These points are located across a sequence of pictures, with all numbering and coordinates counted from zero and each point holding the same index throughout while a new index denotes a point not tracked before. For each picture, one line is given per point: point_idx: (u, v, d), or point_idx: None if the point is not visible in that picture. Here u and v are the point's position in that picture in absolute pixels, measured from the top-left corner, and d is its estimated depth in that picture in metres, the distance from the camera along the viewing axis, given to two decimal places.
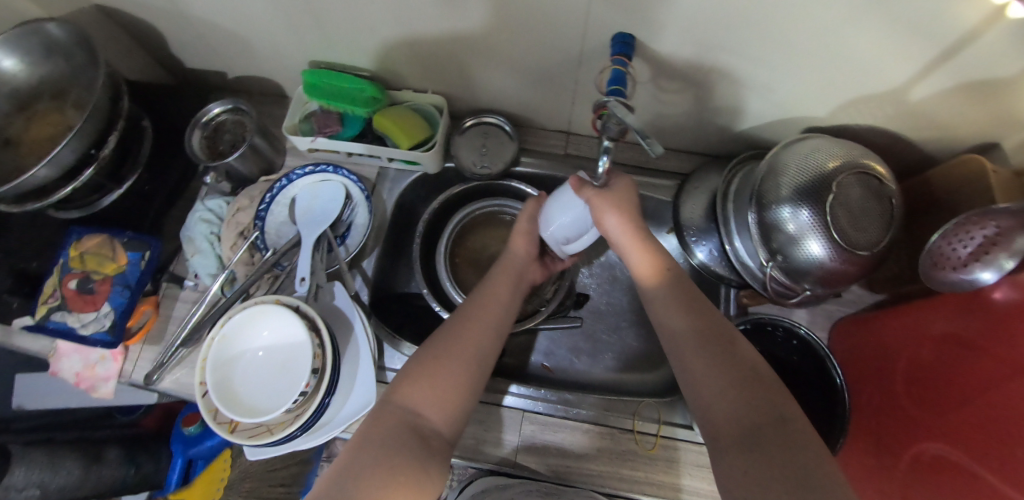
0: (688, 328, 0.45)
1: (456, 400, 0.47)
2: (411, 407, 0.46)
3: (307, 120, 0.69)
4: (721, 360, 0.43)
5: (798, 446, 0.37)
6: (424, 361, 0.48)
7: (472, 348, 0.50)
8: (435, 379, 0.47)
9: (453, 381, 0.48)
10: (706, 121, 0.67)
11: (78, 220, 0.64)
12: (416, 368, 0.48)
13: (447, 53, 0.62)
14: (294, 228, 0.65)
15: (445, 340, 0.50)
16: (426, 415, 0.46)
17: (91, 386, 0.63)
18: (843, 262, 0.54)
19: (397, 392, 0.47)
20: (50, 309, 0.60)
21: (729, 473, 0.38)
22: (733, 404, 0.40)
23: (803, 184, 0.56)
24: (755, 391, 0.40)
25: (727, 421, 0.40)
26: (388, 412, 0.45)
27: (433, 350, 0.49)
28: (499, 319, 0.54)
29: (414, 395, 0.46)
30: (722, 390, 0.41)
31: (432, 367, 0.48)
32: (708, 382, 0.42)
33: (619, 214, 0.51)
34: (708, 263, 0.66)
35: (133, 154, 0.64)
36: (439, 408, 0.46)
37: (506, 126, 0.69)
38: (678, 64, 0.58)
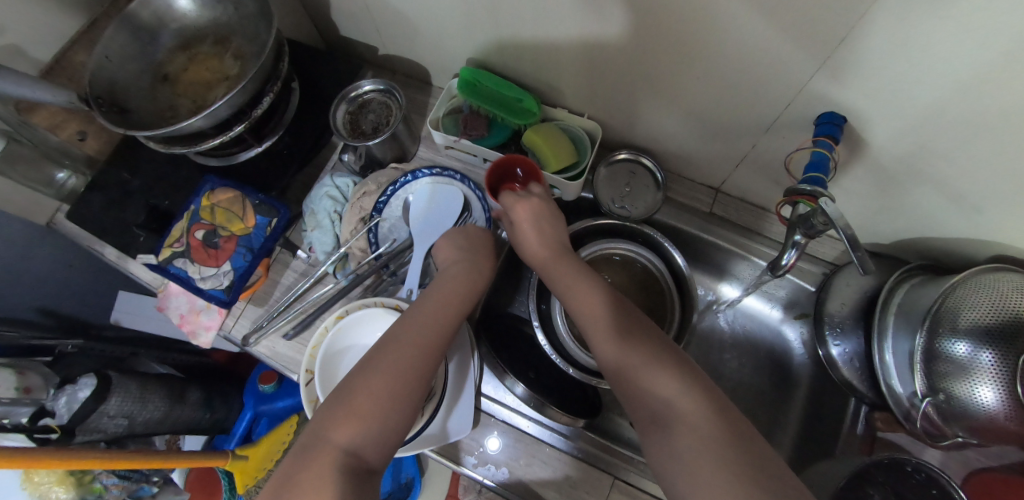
0: (656, 375, 0.42)
1: (372, 416, 0.42)
2: (347, 444, 0.40)
3: (453, 115, 0.66)
4: (685, 409, 0.39)
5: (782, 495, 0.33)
6: (357, 376, 0.44)
7: (388, 367, 0.44)
8: (360, 403, 0.42)
9: (382, 403, 0.42)
10: (876, 216, 0.61)
11: (214, 168, 0.64)
12: (342, 401, 0.43)
13: (619, 81, 0.57)
14: (407, 229, 0.63)
15: (379, 355, 0.45)
16: (355, 445, 0.41)
17: (192, 331, 0.64)
18: (1019, 424, 0.47)
19: (331, 427, 0.41)
20: (174, 254, 0.60)
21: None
22: (705, 455, 0.36)
23: (994, 323, 0.48)
24: (730, 434, 0.37)
25: (702, 461, 0.36)
26: (319, 455, 0.40)
27: (360, 374, 0.44)
28: (440, 326, 0.49)
29: (337, 429, 0.41)
30: (703, 429, 0.37)
31: (359, 391, 0.43)
32: (672, 434, 0.38)
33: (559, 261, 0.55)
34: (838, 365, 0.60)
35: (278, 116, 0.64)
36: (369, 432, 0.41)
37: (657, 172, 0.64)
38: (880, 154, 0.51)
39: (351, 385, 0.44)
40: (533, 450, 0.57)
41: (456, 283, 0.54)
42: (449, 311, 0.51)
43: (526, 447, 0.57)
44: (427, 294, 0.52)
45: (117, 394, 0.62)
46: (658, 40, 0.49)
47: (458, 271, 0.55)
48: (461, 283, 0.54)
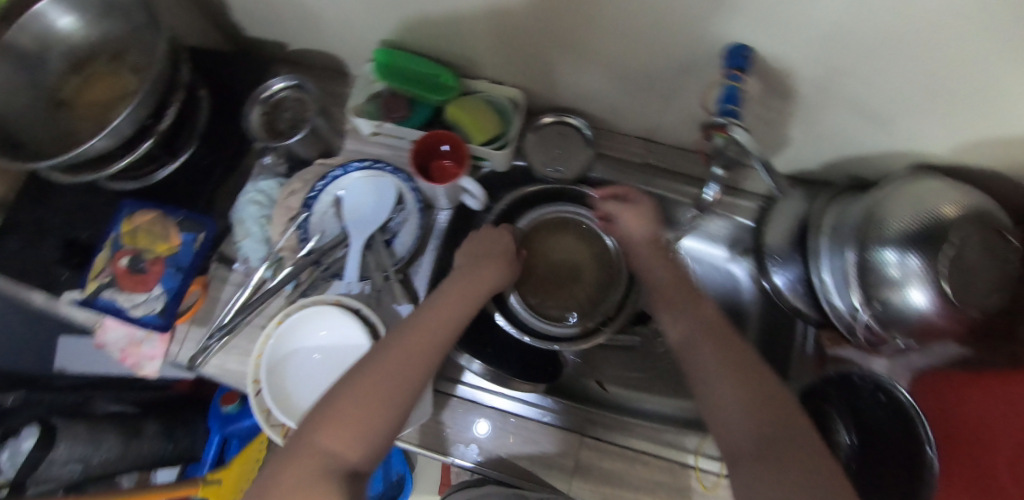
0: (709, 356, 0.45)
1: (369, 428, 0.42)
2: (330, 448, 0.40)
3: (373, 101, 0.64)
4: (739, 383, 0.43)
5: (806, 463, 0.37)
6: (347, 385, 0.43)
7: (393, 376, 0.44)
8: (355, 414, 0.41)
9: (382, 411, 0.42)
10: (802, 144, 0.62)
11: (132, 192, 0.61)
12: (334, 407, 0.42)
13: (532, 44, 0.56)
14: (338, 224, 0.61)
15: (367, 366, 0.44)
16: (344, 449, 0.41)
17: (136, 363, 0.62)
18: (950, 319, 0.50)
19: (318, 432, 0.41)
20: (100, 286, 0.57)
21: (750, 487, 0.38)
22: (743, 418, 0.41)
23: (914, 228, 0.51)
24: (763, 411, 0.40)
25: (739, 439, 0.40)
26: (305, 455, 0.40)
27: (358, 380, 0.43)
28: (435, 336, 0.48)
29: (327, 434, 0.41)
30: (732, 405, 0.42)
31: (354, 401, 0.42)
32: (727, 407, 0.42)
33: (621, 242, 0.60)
34: (785, 292, 0.63)
35: (190, 125, 0.62)
36: (363, 440, 0.42)
37: (585, 129, 0.64)
38: (791, 81, 0.52)
39: (337, 388, 0.43)
40: (499, 422, 0.58)
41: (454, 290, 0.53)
42: (444, 326, 0.49)
43: (493, 420, 0.58)
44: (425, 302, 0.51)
45: (64, 441, 0.61)
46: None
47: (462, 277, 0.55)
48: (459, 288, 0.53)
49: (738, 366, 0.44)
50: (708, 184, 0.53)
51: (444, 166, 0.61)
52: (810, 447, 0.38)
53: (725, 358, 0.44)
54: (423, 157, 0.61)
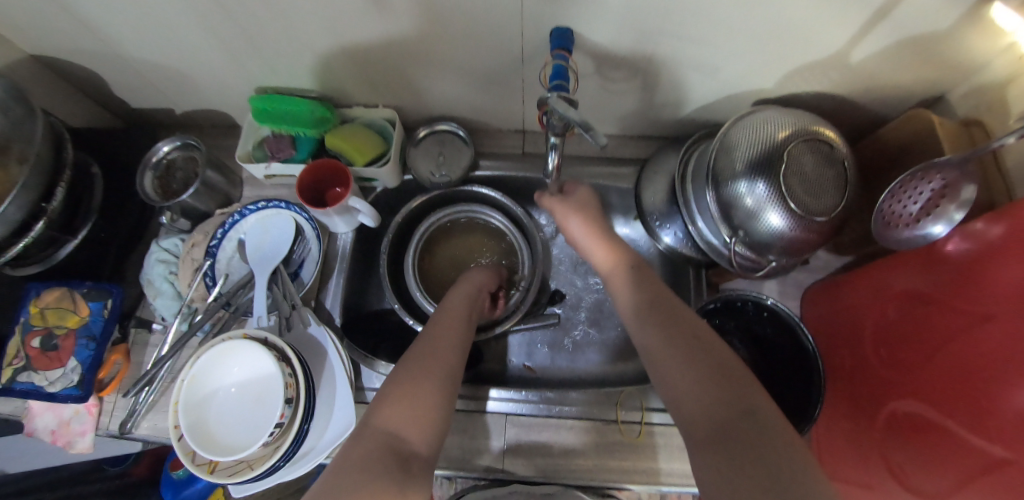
0: (643, 327, 0.46)
1: (432, 412, 0.45)
2: (391, 429, 0.43)
3: (261, 146, 0.68)
4: (687, 358, 0.42)
5: (767, 434, 0.36)
6: (397, 381, 0.46)
7: (438, 365, 0.48)
8: (412, 396, 0.45)
9: (432, 395, 0.46)
10: (660, 105, 0.68)
11: (37, 276, 0.63)
12: (392, 388, 0.46)
13: (391, 66, 0.61)
14: (245, 266, 0.64)
15: (411, 360, 0.48)
16: (405, 428, 0.43)
17: (68, 442, 0.61)
18: (804, 230, 0.55)
19: (378, 415, 0.44)
20: (16, 371, 0.59)
21: (703, 473, 0.36)
22: (704, 401, 0.39)
23: (756, 157, 0.56)
24: (720, 384, 0.39)
25: (699, 414, 0.39)
26: (366, 437, 0.42)
27: (409, 370, 0.47)
28: (459, 335, 0.53)
29: (389, 418, 0.43)
30: (687, 383, 0.40)
31: (406, 388, 0.45)
32: (686, 389, 0.40)
33: (579, 218, 0.58)
34: (676, 246, 0.67)
35: (85, 202, 0.63)
36: (419, 424, 0.44)
37: (459, 132, 0.69)
38: (621, 53, 0.57)
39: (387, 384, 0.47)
40: None
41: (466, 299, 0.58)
42: (461, 325, 0.54)
43: None
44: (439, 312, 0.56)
45: None
46: (396, 21, 0.52)
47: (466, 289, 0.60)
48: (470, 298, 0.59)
49: (693, 345, 0.43)
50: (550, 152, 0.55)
51: (337, 192, 0.65)
52: (779, 424, 0.37)
53: (678, 345, 0.43)
54: (316, 188, 0.65)
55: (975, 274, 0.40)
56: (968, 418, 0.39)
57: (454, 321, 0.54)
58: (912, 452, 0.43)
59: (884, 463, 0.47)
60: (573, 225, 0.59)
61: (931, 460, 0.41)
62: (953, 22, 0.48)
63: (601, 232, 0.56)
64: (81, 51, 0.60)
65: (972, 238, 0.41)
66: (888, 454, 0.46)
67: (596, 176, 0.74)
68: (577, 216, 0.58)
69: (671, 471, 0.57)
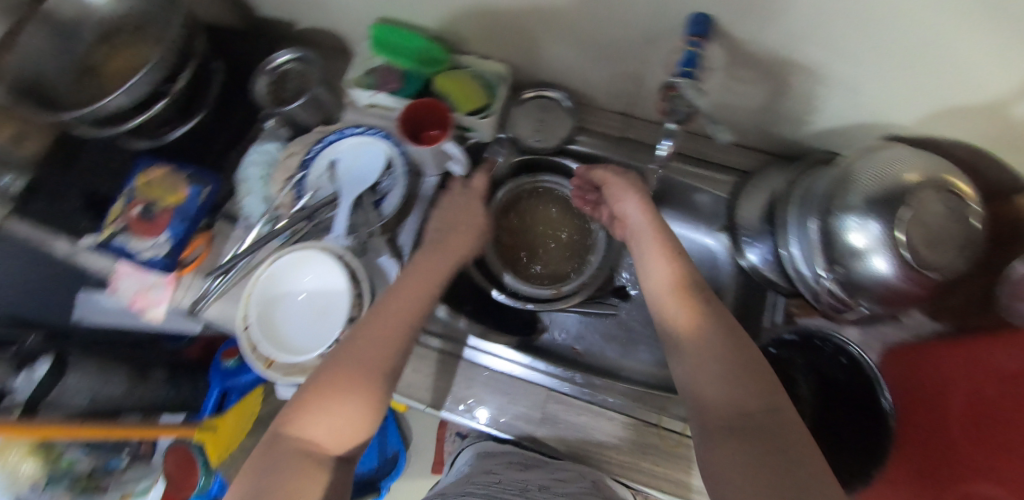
0: (686, 320, 0.45)
1: (356, 424, 0.45)
2: (309, 440, 0.43)
3: (370, 74, 0.68)
4: (718, 326, 0.43)
5: (792, 431, 0.36)
6: (323, 382, 0.45)
7: (375, 366, 0.47)
8: (337, 405, 0.44)
9: (359, 400, 0.45)
10: (778, 118, 0.64)
11: (148, 151, 0.68)
12: (313, 394, 0.44)
13: (514, 21, 0.60)
14: (333, 185, 0.65)
15: (341, 361, 0.46)
16: (323, 441, 0.43)
17: (144, 308, 0.66)
18: (910, 283, 0.50)
19: (291, 423, 0.43)
20: (114, 231, 0.63)
21: (712, 458, 0.38)
22: (732, 388, 0.39)
23: (876, 195, 0.51)
24: (741, 377, 0.40)
25: (720, 405, 0.39)
26: (278, 445, 0.42)
27: (335, 372, 0.46)
28: (400, 330, 0.50)
29: (307, 424, 0.43)
30: (713, 364, 0.41)
31: (334, 391, 0.45)
32: (708, 364, 0.41)
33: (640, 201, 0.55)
34: (759, 267, 0.64)
35: (203, 92, 0.67)
36: (338, 431, 0.44)
37: (565, 102, 0.68)
38: (757, 52, 0.54)
39: (310, 384, 0.45)
40: (473, 374, 0.61)
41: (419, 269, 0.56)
42: (408, 313, 0.51)
43: (464, 371, 0.61)
44: (381, 299, 0.52)
45: (74, 374, 0.66)
46: None
47: (420, 269, 0.56)
48: (424, 266, 0.56)
49: (719, 322, 0.44)
50: (661, 139, 0.57)
51: (433, 134, 0.64)
52: (803, 432, 0.36)
53: (714, 338, 0.42)
54: (410, 124, 0.63)
55: None
56: None
57: (407, 311, 0.51)
58: None
59: None
60: (627, 202, 0.56)
61: None
62: None
63: (653, 218, 0.54)
64: None
65: None
66: None
67: (688, 175, 0.71)
68: (633, 198, 0.56)
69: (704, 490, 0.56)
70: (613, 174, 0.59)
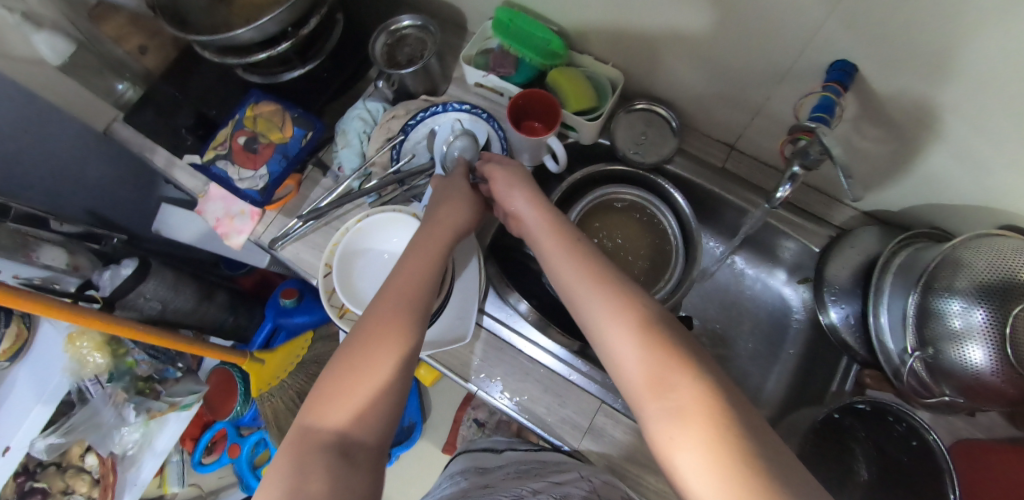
0: (629, 344, 0.39)
1: (376, 405, 0.41)
2: (335, 430, 0.39)
3: (484, 55, 0.69)
4: (662, 345, 0.38)
5: (785, 461, 0.32)
6: (338, 371, 0.42)
7: (388, 343, 0.43)
8: (353, 390, 0.41)
9: (377, 378, 0.41)
10: (890, 181, 0.62)
11: (259, 86, 0.70)
12: (331, 379, 0.42)
13: (644, 31, 0.59)
14: (429, 155, 0.67)
15: (352, 346, 0.43)
16: (348, 428, 0.39)
17: (226, 233, 0.68)
18: (1005, 381, 0.48)
19: (311, 415, 0.40)
20: (217, 156, 0.66)
21: (687, 445, 0.34)
22: (704, 406, 0.34)
23: (986, 283, 0.49)
24: (703, 397, 0.35)
25: (691, 435, 0.34)
26: (304, 439, 0.39)
27: (349, 356, 0.42)
28: (408, 303, 0.46)
29: (326, 414, 0.40)
30: (673, 381, 0.36)
31: (348, 376, 0.41)
32: (648, 378, 0.37)
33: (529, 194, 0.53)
34: (839, 327, 0.61)
35: (322, 40, 0.68)
36: (358, 415, 0.40)
37: (673, 121, 0.67)
38: (892, 111, 0.52)
39: (326, 377, 0.42)
40: (528, 369, 0.61)
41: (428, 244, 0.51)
42: (417, 288, 0.47)
43: (519, 364, 0.61)
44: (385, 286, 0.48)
45: (153, 279, 0.67)
46: None
47: (421, 245, 0.51)
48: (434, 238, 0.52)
49: (675, 341, 0.39)
50: (782, 183, 0.56)
51: (533, 126, 0.65)
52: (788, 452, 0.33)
53: (664, 358, 0.37)
54: (519, 110, 0.64)
55: None
56: None
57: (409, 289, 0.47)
58: None
59: None
60: (516, 190, 0.54)
61: None
62: None
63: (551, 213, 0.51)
64: None
65: None
66: None
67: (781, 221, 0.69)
68: (523, 191, 0.54)
69: None
70: (516, 173, 0.55)
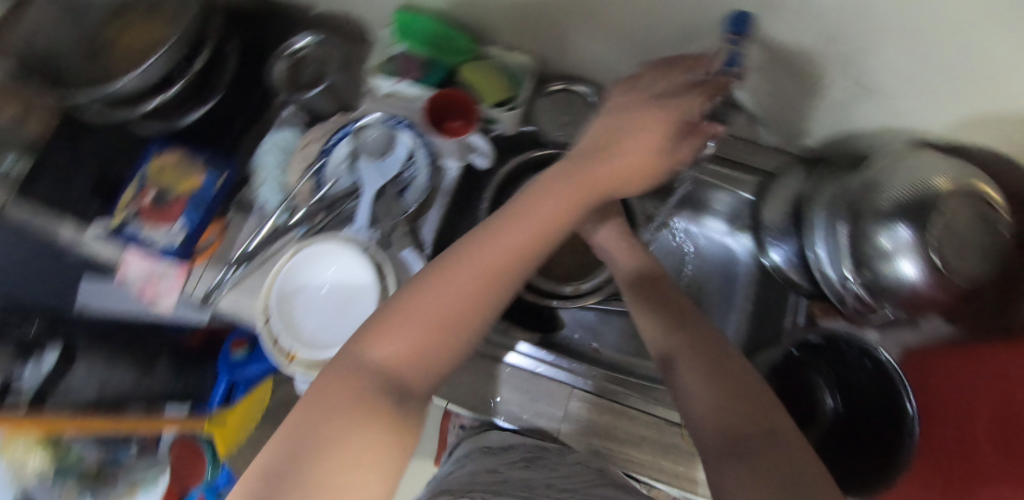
0: (664, 336, 0.44)
1: (430, 345, 0.38)
2: (382, 362, 0.37)
3: (390, 62, 0.66)
4: (711, 370, 0.40)
5: (786, 450, 0.34)
6: (387, 316, 0.38)
7: (450, 291, 0.39)
8: (407, 320, 0.38)
9: (451, 330, 0.38)
10: (804, 118, 0.64)
11: (158, 135, 0.65)
12: (383, 322, 0.38)
13: (544, 10, 0.58)
14: (352, 176, 0.63)
15: (421, 287, 0.39)
16: (393, 361, 0.37)
17: (154, 297, 0.64)
18: (936, 287, 0.51)
19: (362, 342, 0.38)
20: (126, 218, 0.61)
21: (726, 482, 0.34)
22: (727, 414, 0.37)
23: (905, 200, 0.52)
24: (743, 401, 0.37)
25: (717, 428, 0.37)
26: (341, 381, 0.36)
27: (408, 295, 0.39)
28: (521, 260, 0.41)
29: (384, 338, 0.38)
30: (712, 399, 0.38)
31: (404, 313, 0.38)
32: (698, 394, 0.39)
33: (594, 137, 0.50)
34: (783, 267, 0.65)
35: (216, 75, 0.64)
36: (411, 349, 0.38)
37: (591, 97, 0.66)
38: (790, 52, 0.54)
39: (381, 309, 0.39)
40: (494, 371, 0.60)
41: (564, 194, 0.44)
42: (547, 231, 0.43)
43: (485, 368, 0.60)
44: (514, 210, 0.43)
45: (83, 360, 0.67)
46: None
47: (558, 188, 0.44)
48: (579, 183, 0.44)
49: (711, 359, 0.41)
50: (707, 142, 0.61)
51: (455, 126, 0.61)
52: (805, 453, 0.34)
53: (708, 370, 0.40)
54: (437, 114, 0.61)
55: None
56: None
57: (537, 231, 0.42)
58: None
59: None
60: (609, 227, 0.57)
61: None
62: None
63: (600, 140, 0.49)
64: None
65: None
66: None
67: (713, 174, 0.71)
68: (613, 223, 0.57)
69: None
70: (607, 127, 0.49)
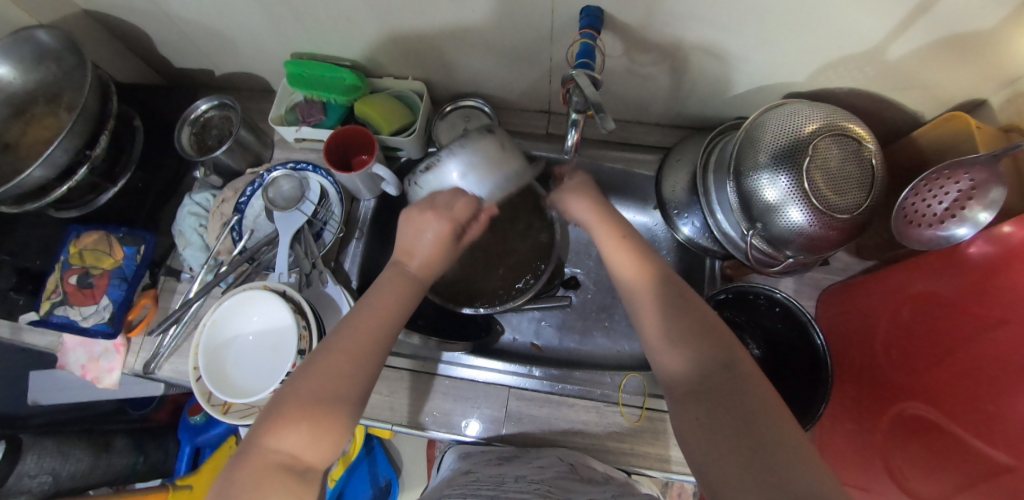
0: (642, 277, 0.47)
1: (331, 425, 0.41)
2: (287, 448, 0.40)
3: (293, 110, 0.70)
4: (675, 312, 0.43)
5: (750, 392, 0.37)
6: (286, 404, 0.41)
7: (333, 382, 0.43)
8: (306, 412, 0.41)
9: (340, 410, 0.42)
10: (688, 93, 0.67)
11: (78, 219, 0.67)
12: (291, 404, 0.41)
13: (423, 38, 0.61)
14: (270, 224, 0.66)
15: (307, 380, 0.42)
16: (300, 452, 0.40)
17: (96, 378, 0.64)
18: (825, 227, 0.53)
19: (269, 435, 0.40)
20: (53, 304, 0.62)
21: (686, 425, 0.38)
22: (687, 355, 0.40)
23: (779, 149, 0.54)
24: (701, 337, 0.41)
25: (679, 374, 0.40)
26: (251, 460, 0.39)
27: (297, 391, 0.42)
28: (376, 343, 0.46)
29: (284, 433, 0.40)
30: (688, 348, 0.40)
31: (307, 406, 0.41)
32: (676, 358, 0.41)
33: (584, 199, 0.54)
34: (693, 237, 0.67)
35: (126, 152, 0.66)
36: (316, 441, 0.41)
37: (484, 108, 0.71)
38: (653, 36, 0.57)
39: (283, 396, 0.42)
40: (433, 385, 0.62)
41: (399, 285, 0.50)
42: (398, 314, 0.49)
43: (425, 384, 0.62)
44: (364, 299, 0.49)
45: (31, 455, 0.66)
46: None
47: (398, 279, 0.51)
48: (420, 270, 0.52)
49: (703, 324, 0.42)
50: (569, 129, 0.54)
51: (361, 159, 0.66)
52: (759, 382, 0.38)
53: (684, 323, 0.42)
54: (337, 152, 0.65)
55: (1005, 278, 0.38)
56: (972, 422, 0.38)
57: (391, 307, 0.49)
58: (912, 459, 0.43)
59: (882, 461, 0.47)
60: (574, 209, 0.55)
61: (935, 463, 0.41)
62: (997, 21, 0.47)
63: (606, 215, 0.53)
64: (129, 9, 0.62)
65: (999, 243, 0.38)
66: (888, 457, 0.46)
67: (615, 159, 0.75)
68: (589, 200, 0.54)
69: (681, 459, 0.57)
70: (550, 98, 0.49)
